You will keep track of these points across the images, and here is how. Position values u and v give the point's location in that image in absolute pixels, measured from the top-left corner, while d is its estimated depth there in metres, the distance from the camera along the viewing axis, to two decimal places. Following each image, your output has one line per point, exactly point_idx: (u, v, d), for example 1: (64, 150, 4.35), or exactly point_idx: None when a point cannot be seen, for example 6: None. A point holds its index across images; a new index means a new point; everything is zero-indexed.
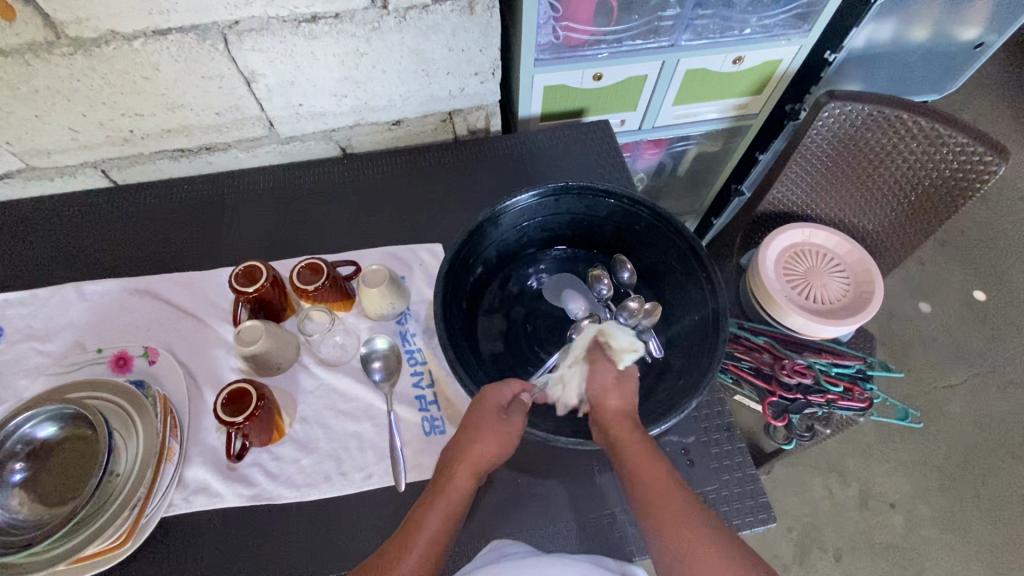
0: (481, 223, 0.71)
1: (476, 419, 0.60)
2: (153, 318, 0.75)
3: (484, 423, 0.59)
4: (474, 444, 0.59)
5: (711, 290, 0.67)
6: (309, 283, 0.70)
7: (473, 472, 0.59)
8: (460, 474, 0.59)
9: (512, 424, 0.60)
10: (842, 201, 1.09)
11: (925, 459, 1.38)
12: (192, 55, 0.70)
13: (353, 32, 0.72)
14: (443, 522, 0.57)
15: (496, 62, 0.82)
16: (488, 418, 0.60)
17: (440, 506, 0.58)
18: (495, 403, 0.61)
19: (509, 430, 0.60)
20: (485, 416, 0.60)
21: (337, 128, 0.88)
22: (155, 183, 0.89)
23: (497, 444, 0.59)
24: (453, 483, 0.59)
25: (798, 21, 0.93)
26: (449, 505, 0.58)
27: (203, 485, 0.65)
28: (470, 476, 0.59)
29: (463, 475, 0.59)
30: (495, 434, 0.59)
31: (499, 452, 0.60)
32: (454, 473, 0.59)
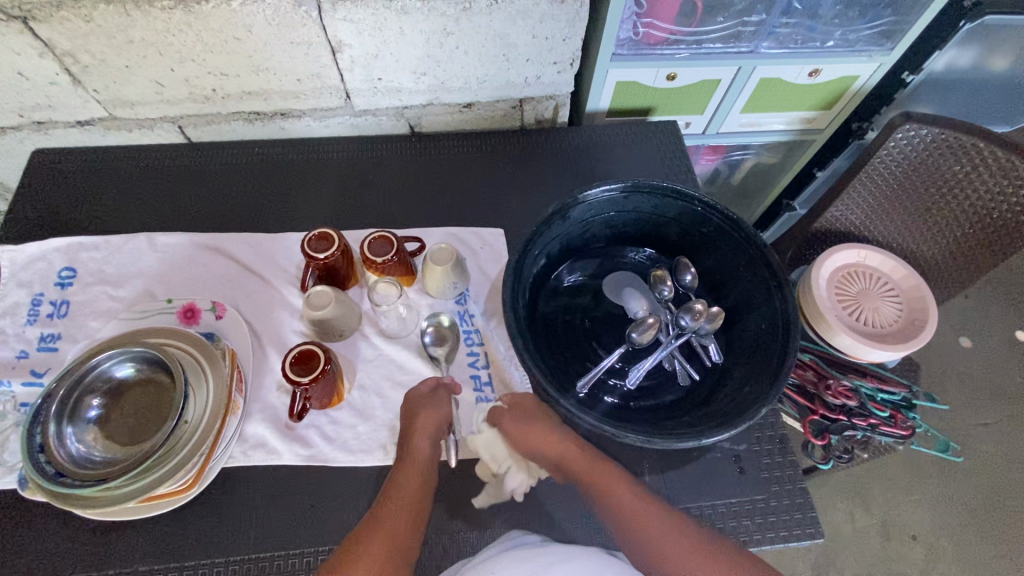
0: (552, 216, 0.71)
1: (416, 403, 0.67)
2: (221, 274, 0.77)
3: (419, 404, 0.67)
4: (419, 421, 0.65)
5: (781, 300, 0.67)
6: (379, 255, 0.71)
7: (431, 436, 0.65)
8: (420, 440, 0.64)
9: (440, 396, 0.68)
10: (905, 225, 1.07)
11: (952, 495, 1.36)
12: (285, 21, 0.71)
13: (443, 11, 0.72)
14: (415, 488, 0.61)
15: (577, 53, 0.82)
16: (423, 398, 0.67)
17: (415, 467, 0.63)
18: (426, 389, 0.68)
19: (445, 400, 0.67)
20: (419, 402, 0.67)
21: (410, 106, 0.89)
22: (227, 143, 0.90)
23: (436, 414, 0.66)
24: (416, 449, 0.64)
25: (882, 38, 0.91)
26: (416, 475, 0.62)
27: (261, 441, 0.66)
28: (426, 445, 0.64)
29: (422, 441, 0.64)
30: (431, 410, 0.66)
31: (441, 420, 0.66)
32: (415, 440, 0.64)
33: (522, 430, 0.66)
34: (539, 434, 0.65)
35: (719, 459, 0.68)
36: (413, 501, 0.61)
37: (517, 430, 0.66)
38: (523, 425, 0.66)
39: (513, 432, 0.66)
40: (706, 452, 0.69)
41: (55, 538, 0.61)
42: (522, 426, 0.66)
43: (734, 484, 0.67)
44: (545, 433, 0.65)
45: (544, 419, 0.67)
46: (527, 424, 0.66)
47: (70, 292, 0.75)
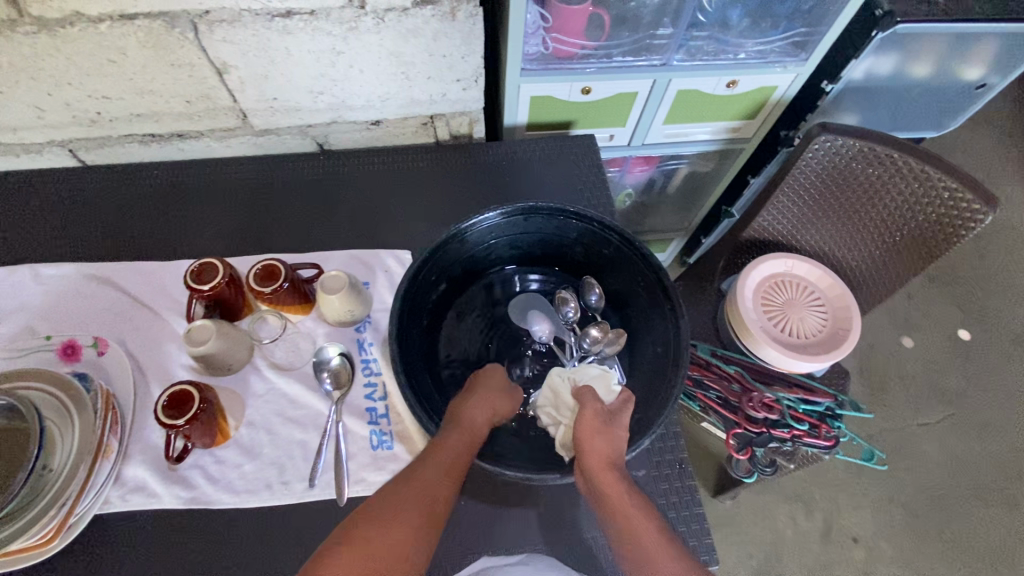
0: (445, 242, 0.69)
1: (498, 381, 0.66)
2: (107, 307, 0.74)
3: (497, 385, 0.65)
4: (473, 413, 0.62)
5: (675, 323, 0.66)
6: (267, 286, 0.69)
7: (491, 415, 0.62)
8: (481, 412, 0.62)
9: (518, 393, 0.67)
10: (829, 234, 1.07)
11: (892, 496, 1.38)
12: (160, 43, 0.68)
13: (328, 30, 0.70)
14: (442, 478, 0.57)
15: (479, 70, 0.80)
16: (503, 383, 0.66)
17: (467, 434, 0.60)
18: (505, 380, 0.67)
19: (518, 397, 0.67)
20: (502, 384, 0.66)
21: (314, 124, 0.86)
22: (124, 165, 0.87)
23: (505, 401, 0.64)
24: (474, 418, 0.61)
25: (796, 49, 0.91)
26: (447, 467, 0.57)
27: (140, 484, 0.64)
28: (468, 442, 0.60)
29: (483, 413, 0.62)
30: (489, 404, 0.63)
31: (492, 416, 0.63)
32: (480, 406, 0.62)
33: (586, 428, 0.59)
34: (599, 442, 0.58)
35: None
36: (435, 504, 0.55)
37: (586, 426, 0.59)
38: (594, 423, 0.60)
39: (580, 425, 0.60)
40: None
41: None
42: (598, 423, 0.60)
43: None
44: (606, 444, 0.59)
45: (603, 429, 0.59)
46: (588, 424, 0.60)
47: None
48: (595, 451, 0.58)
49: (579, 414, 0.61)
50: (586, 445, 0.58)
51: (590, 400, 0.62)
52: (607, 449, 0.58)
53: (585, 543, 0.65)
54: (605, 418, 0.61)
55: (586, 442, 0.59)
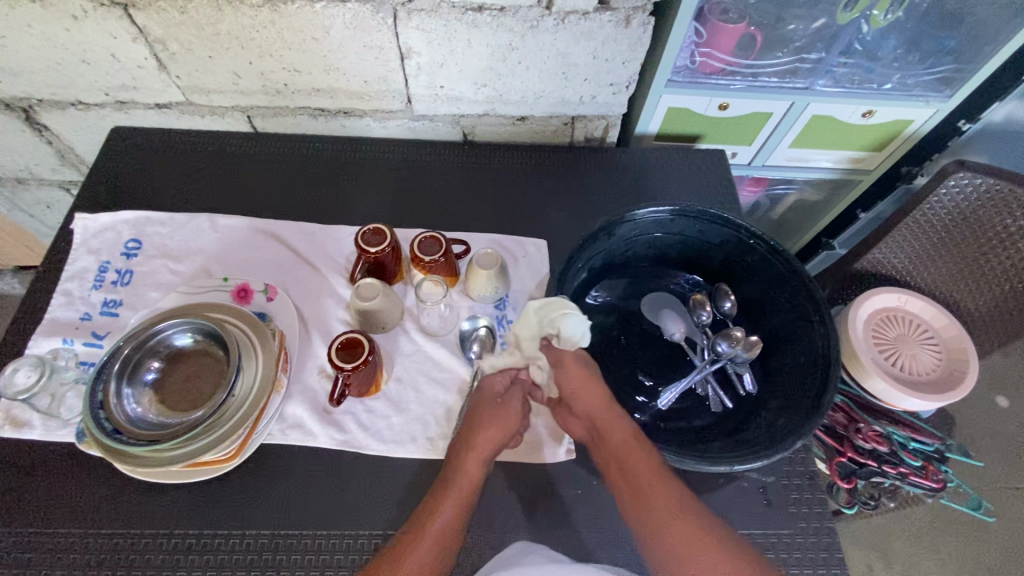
0: (599, 231, 0.73)
1: (487, 410, 0.66)
2: (275, 259, 0.81)
3: (490, 411, 0.65)
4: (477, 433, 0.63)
5: (824, 334, 0.67)
6: (428, 254, 0.75)
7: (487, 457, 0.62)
8: (469, 463, 0.61)
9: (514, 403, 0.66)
10: (950, 274, 1.05)
11: (979, 558, 1.31)
12: (362, 25, 0.75)
13: (511, 27, 0.75)
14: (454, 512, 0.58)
15: (634, 76, 0.84)
16: (493, 405, 0.66)
17: (450, 495, 0.59)
18: (495, 393, 0.68)
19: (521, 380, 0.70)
20: (494, 405, 0.66)
21: (466, 115, 0.92)
22: (290, 135, 0.95)
23: (499, 430, 0.63)
24: (461, 474, 0.61)
25: (941, 85, 0.91)
26: (458, 495, 0.59)
27: (299, 422, 0.69)
28: (478, 464, 0.61)
29: (471, 464, 0.61)
30: (496, 420, 0.64)
31: (499, 437, 0.63)
32: (464, 460, 0.61)
33: (574, 380, 0.66)
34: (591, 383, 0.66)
35: (746, 490, 0.68)
36: (450, 533, 0.57)
37: (574, 377, 0.66)
38: (578, 373, 0.67)
39: (569, 376, 0.67)
40: (733, 480, 0.68)
41: (101, 492, 0.64)
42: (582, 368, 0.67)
43: (760, 514, 0.67)
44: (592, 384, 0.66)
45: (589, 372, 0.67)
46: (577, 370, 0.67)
47: (134, 262, 0.79)
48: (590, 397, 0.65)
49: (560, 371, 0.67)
50: (581, 396, 0.65)
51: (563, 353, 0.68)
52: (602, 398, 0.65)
53: None
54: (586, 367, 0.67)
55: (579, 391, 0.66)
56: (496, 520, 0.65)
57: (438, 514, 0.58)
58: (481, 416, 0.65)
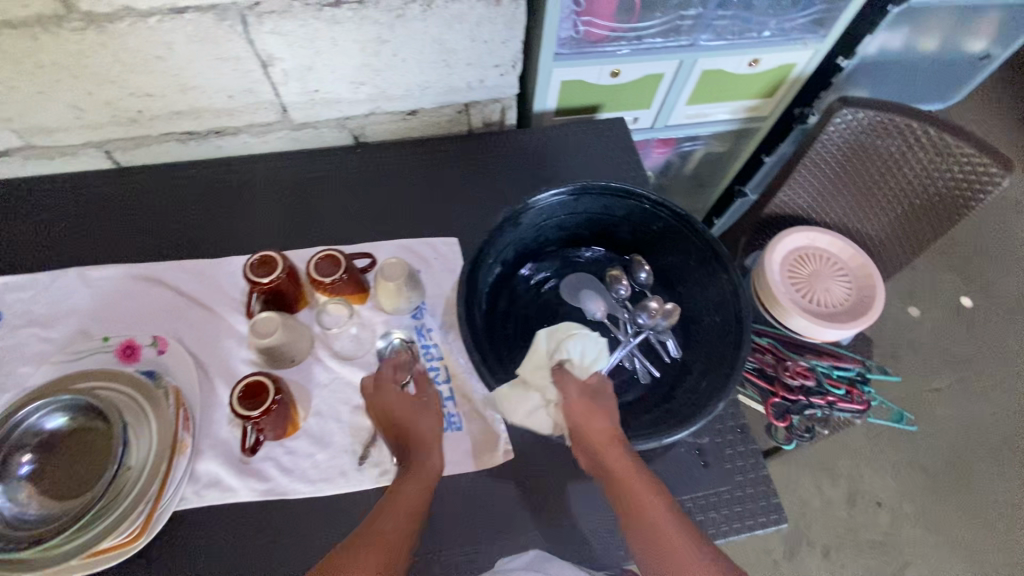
0: (502, 224, 0.70)
1: (402, 401, 0.62)
2: (161, 307, 0.73)
3: (419, 401, 0.64)
4: (421, 423, 0.62)
5: (733, 290, 0.68)
6: (327, 275, 0.69)
7: (434, 442, 0.61)
8: (429, 443, 0.61)
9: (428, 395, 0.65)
10: (849, 207, 1.10)
11: (911, 460, 1.42)
12: (209, 36, 0.67)
13: (376, 19, 0.70)
14: (420, 490, 0.57)
15: (517, 55, 0.81)
16: (406, 403, 0.62)
17: (418, 475, 0.58)
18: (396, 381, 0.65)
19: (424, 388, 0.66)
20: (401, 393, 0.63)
21: (352, 117, 0.86)
22: (160, 165, 0.86)
23: (436, 416, 0.64)
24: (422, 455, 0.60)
25: (815, 26, 0.94)
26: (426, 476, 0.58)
27: (215, 479, 0.64)
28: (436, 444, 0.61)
29: (432, 446, 0.61)
30: (428, 412, 0.63)
31: (437, 421, 0.63)
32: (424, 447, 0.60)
33: (580, 409, 0.61)
34: (597, 423, 0.60)
35: (683, 456, 0.69)
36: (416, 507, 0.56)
37: (579, 409, 0.61)
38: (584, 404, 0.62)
39: (572, 409, 0.62)
40: (671, 449, 0.69)
41: None
42: (587, 407, 0.61)
43: (700, 477, 0.68)
44: (605, 422, 0.60)
45: (600, 409, 0.61)
46: (587, 410, 0.61)
47: None
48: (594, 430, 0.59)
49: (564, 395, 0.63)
50: (585, 427, 0.60)
51: (571, 378, 0.64)
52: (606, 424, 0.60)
53: None
54: (591, 397, 0.62)
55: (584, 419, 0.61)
56: (443, 539, 0.63)
57: (403, 490, 0.56)
58: (418, 402, 0.64)
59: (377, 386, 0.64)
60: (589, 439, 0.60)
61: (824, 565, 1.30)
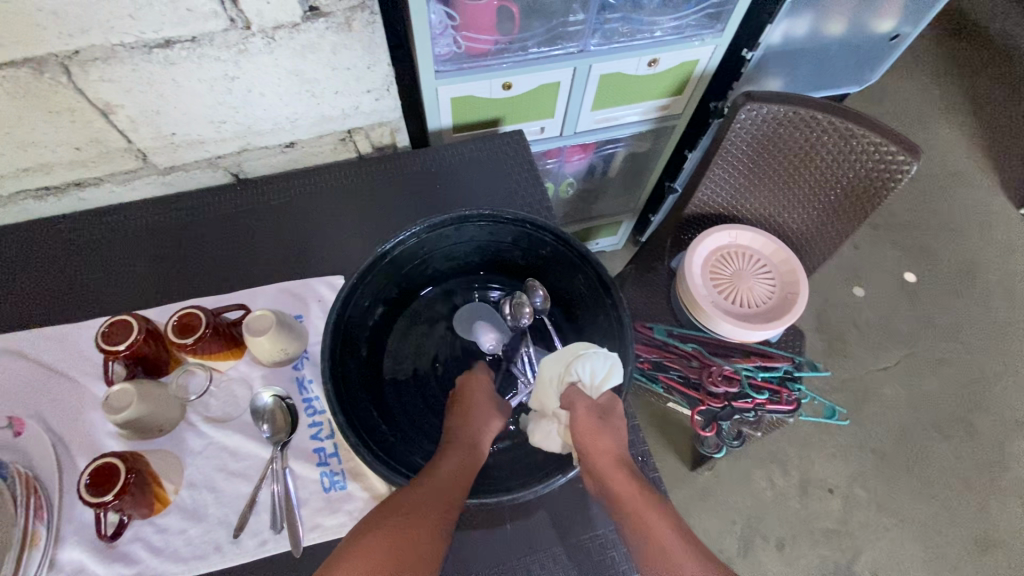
0: (373, 265, 0.66)
1: (478, 405, 0.64)
2: (18, 382, 0.68)
3: (474, 403, 0.64)
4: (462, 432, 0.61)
5: (618, 316, 0.65)
6: (188, 337, 0.64)
7: (464, 448, 0.59)
8: (450, 453, 0.58)
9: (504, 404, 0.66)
10: (767, 201, 1.07)
11: (862, 442, 1.42)
12: (30, 90, 0.62)
13: (216, 56, 0.65)
14: (436, 506, 0.53)
15: (388, 78, 0.76)
16: (474, 403, 0.64)
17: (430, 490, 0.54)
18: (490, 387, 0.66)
19: (507, 413, 0.65)
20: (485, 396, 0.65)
21: (223, 155, 0.80)
22: (20, 223, 0.80)
23: (488, 420, 0.62)
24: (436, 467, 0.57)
25: (710, 21, 0.90)
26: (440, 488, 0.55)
27: (77, 568, 0.59)
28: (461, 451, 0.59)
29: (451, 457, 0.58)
30: (483, 413, 0.63)
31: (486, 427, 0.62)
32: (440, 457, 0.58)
33: (586, 430, 0.58)
34: (602, 440, 0.58)
35: (584, 490, 0.67)
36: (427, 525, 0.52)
37: (585, 427, 0.58)
38: (591, 423, 0.59)
39: (578, 429, 0.59)
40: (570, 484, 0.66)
41: None
42: (593, 425, 0.59)
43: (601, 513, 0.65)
44: (609, 441, 0.58)
45: (603, 427, 0.59)
46: (591, 428, 0.58)
47: None
48: (600, 451, 0.57)
49: (572, 417, 0.59)
50: (591, 446, 0.58)
51: (580, 397, 0.61)
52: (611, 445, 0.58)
53: (558, 553, 0.64)
54: (600, 413, 0.60)
55: (587, 443, 0.58)
56: None
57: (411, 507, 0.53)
58: (465, 410, 0.63)
59: (468, 383, 0.66)
60: (589, 457, 0.58)
61: (778, 557, 1.30)
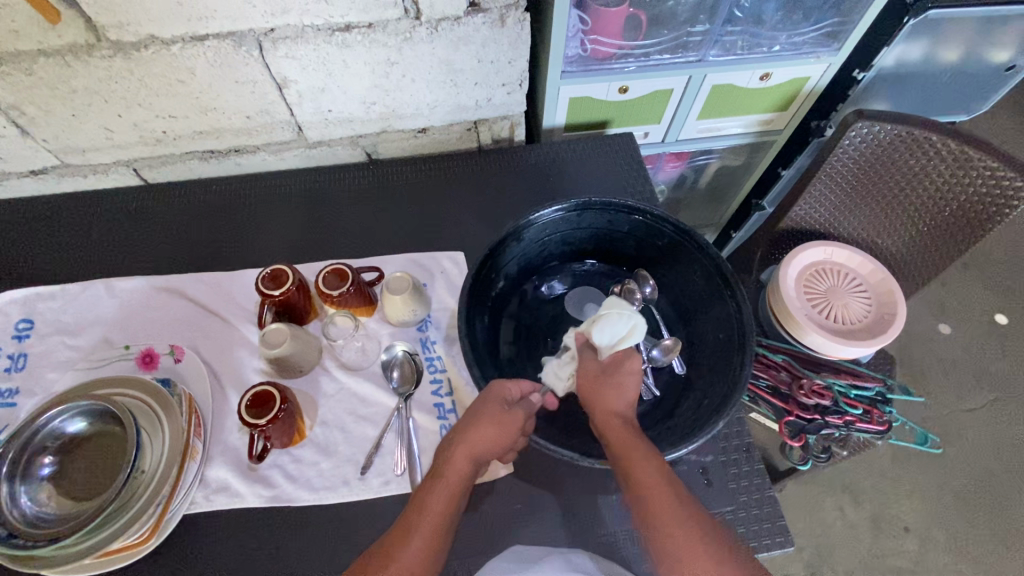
0: (506, 239, 0.71)
1: (484, 420, 0.60)
2: (180, 317, 0.77)
3: (481, 415, 0.60)
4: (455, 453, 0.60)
5: (737, 307, 0.67)
6: (335, 288, 0.71)
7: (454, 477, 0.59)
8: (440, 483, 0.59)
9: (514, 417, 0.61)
10: (867, 221, 1.07)
11: (942, 483, 1.36)
12: (227, 61, 0.71)
13: (385, 42, 0.73)
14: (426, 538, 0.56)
15: (524, 74, 0.83)
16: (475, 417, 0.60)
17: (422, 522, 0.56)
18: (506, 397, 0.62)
19: (517, 423, 0.61)
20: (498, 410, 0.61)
21: (364, 134, 0.89)
22: (183, 182, 0.90)
23: (494, 435, 0.60)
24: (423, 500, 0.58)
25: (828, 39, 0.92)
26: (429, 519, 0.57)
27: (224, 485, 0.66)
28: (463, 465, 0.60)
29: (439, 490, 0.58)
30: (491, 427, 0.60)
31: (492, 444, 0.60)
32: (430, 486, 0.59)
33: (588, 379, 0.65)
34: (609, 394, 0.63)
35: (688, 473, 0.68)
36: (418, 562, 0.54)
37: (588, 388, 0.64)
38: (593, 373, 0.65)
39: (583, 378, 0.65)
40: (673, 466, 0.68)
41: None
42: (597, 377, 0.65)
43: (703, 496, 0.67)
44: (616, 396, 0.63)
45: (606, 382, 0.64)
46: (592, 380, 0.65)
47: (27, 343, 0.74)
48: (603, 400, 0.62)
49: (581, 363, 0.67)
50: (593, 393, 0.64)
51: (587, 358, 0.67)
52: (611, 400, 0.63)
53: None
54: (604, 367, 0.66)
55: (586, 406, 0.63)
56: None
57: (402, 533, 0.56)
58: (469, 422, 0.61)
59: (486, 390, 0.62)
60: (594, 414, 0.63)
61: None
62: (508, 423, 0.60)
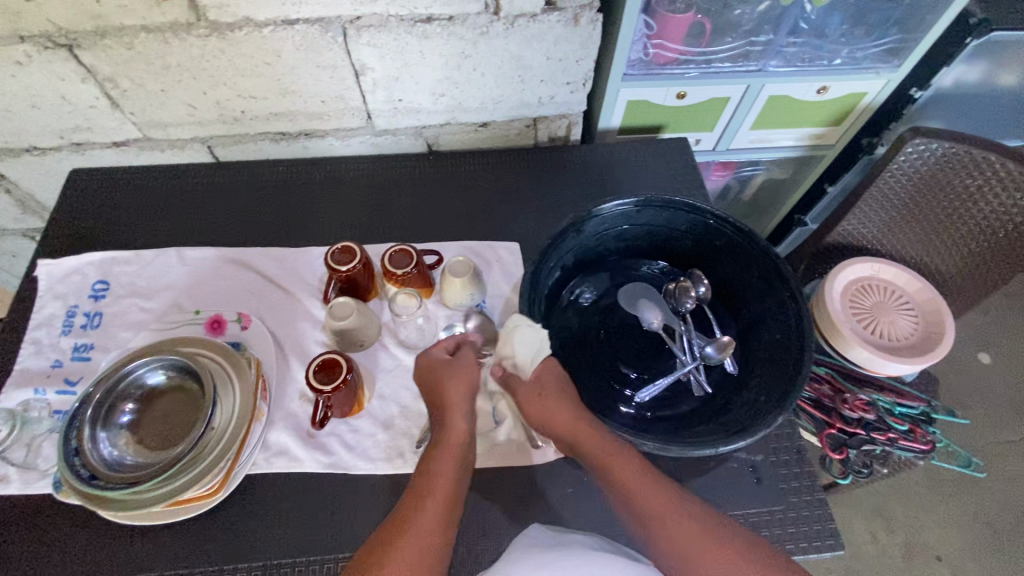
0: (567, 229, 0.72)
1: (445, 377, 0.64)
2: (247, 288, 0.80)
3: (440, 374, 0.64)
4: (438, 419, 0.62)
5: (795, 309, 0.67)
6: (399, 267, 0.73)
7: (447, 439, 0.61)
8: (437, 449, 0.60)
9: (461, 365, 0.65)
10: (919, 239, 1.07)
11: (977, 514, 1.33)
12: (312, 45, 0.75)
13: (463, 34, 0.76)
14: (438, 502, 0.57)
15: (589, 74, 0.85)
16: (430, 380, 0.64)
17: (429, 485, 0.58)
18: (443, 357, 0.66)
19: (469, 370, 0.64)
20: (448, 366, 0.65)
21: (429, 126, 0.92)
22: (252, 162, 0.94)
23: (460, 389, 0.63)
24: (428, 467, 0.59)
25: (889, 55, 0.93)
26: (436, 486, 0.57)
27: (284, 449, 0.68)
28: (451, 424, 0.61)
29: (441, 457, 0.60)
30: (454, 381, 0.63)
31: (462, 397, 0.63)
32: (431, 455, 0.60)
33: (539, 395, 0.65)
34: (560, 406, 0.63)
35: (738, 470, 0.68)
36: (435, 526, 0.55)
37: (539, 408, 0.64)
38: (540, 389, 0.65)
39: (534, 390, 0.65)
40: (723, 462, 0.69)
41: (87, 540, 0.63)
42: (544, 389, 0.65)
43: (753, 493, 0.67)
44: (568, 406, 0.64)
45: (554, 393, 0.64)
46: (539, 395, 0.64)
47: (103, 303, 0.78)
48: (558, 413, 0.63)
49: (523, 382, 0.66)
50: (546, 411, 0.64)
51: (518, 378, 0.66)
52: (568, 412, 0.63)
53: None
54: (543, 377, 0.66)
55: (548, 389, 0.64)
56: (489, 529, 0.65)
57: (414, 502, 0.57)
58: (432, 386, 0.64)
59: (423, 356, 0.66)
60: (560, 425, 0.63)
61: None
62: (471, 378, 0.64)
